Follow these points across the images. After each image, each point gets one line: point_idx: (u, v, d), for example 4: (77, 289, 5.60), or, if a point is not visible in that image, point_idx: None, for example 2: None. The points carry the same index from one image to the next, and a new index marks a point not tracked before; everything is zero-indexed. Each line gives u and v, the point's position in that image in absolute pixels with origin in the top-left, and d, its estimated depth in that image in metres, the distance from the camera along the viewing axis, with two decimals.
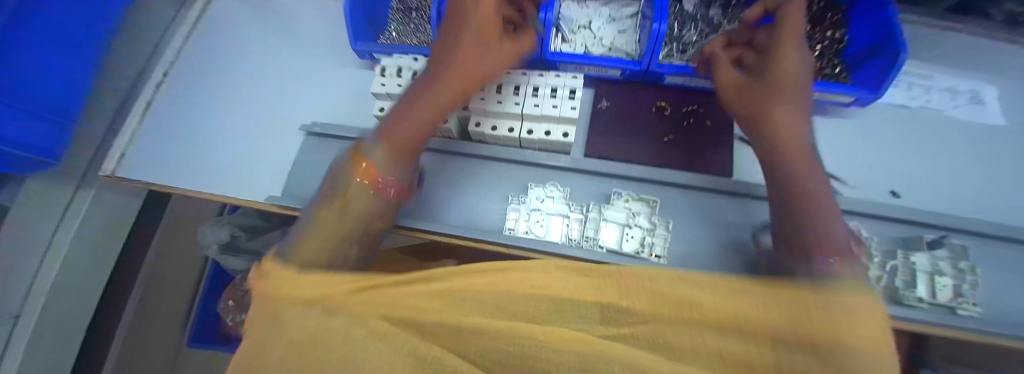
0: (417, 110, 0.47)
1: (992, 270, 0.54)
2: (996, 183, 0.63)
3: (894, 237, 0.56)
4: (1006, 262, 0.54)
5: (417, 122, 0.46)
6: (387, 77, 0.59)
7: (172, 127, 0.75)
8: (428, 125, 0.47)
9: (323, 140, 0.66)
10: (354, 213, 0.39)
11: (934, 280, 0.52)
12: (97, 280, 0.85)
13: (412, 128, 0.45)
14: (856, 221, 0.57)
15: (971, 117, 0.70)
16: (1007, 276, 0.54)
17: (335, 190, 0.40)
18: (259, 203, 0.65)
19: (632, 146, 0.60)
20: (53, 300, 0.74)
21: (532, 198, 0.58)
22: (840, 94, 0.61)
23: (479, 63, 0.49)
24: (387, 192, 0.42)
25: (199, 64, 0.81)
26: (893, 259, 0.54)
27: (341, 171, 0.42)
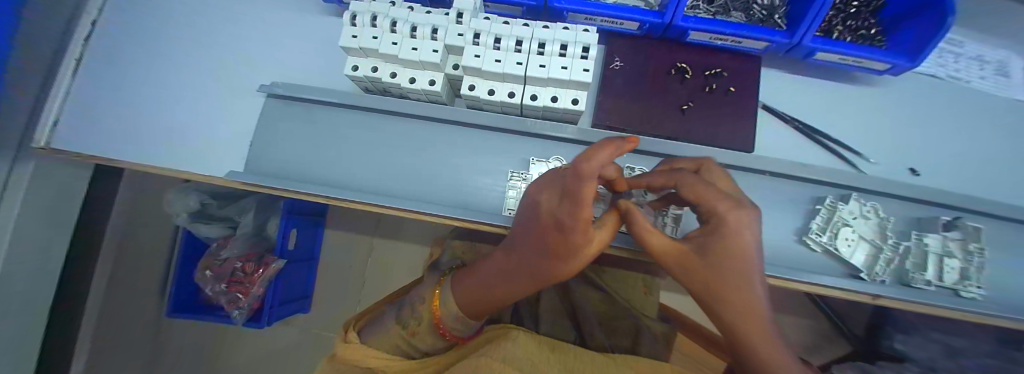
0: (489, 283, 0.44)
1: (995, 248, 0.54)
2: (1013, 161, 0.60)
3: (910, 217, 0.54)
4: (1005, 241, 0.55)
5: (484, 294, 0.45)
6: (358, 26, 0.49)
7: (110, 88, 0.63)
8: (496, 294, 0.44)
9: (292, 103, 0.57)
10: (416, 331, 0.48)
11: (942, 263, 0.51)
12: (53, 258, 0.75)
13: (481, 298, 0.45)
14: (874, 201, 0.53)
15: (997, 88, 0.65)
16: (1003, 254, 0.54)
17: (402, 317, 0.50)
18: (222, 179, 0.56)
19: (645, 115, 0.53)
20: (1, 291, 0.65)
21: (534, 175, 0.53)
22: (875, 61, 0.52)
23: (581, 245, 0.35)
24: (444, 333, 0.48)
25: (132, 9, 0.67)
26: (906, 241, 0.53)
27: (412, 305, 0.50)
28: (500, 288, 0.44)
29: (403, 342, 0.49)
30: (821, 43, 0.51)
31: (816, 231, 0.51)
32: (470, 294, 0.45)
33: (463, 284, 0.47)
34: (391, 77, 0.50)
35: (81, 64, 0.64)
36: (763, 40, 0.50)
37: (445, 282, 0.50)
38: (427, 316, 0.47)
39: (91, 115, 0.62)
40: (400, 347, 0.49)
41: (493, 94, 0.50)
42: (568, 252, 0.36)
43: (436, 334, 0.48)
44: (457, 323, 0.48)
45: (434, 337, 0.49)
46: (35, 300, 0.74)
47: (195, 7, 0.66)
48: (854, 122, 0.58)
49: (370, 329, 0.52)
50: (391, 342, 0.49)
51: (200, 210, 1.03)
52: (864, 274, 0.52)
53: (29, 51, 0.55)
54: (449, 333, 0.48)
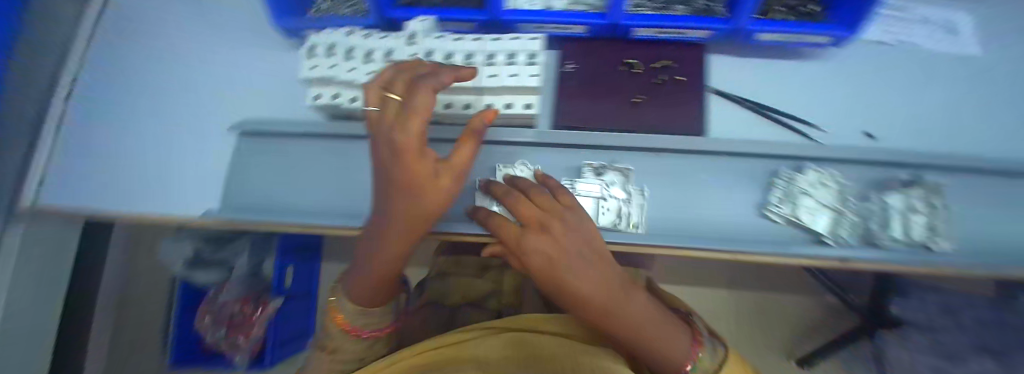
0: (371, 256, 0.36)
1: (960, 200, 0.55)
2: (968, 114, 0.62)
3: (872, 179, 0.56)
4: (968, 189, 0.56)
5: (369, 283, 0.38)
6: (316, 57, 0.51)
7: (87, 144, 0.65)
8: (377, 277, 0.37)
9: (262, 138, 0.58)
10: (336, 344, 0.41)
11: (907, 219, 0.52)
12: (50, 315, 0.77)
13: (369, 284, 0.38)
14: (832, 169, 0.55)
15: (945, 46, 0.66)
16: (969, 204, 0.55)
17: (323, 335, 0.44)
18: (201, 219, 0.58)
19: (600, 112, 0.55)
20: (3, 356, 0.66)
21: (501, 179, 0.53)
22: (816, 35, 0.54)
23: (420, 179, 0.24)
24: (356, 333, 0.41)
25: (103, 67, 0.69)
26: (867, 203, 0.54)
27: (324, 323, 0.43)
28: (373, 266, 0.36)
29: (328, 361, 0.43)
30: (761, 25, 0.53)
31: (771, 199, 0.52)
32: (362, 285, 0.38)
33: (356, 278, 0.39)
34: (352, 102, 0.52)
35: None
36: (704, 28, 0.53)
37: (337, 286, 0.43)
38: (334, 326, 0.41)
39: (72, 171, 0.65)
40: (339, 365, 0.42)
41: (450, 107, 0.51)
42: (407, 187, 0.25)
43: (350, 338, 0.41)
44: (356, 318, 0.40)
45: (351, 342, 0.41)
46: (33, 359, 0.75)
47: (162, 57, 0.69)
48: (807, 94, 0.60)
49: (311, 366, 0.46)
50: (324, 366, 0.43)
51: (194, 257, 1.07)
52: (828, 239, 0.51)
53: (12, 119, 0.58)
54: (364, 332, 0.41)
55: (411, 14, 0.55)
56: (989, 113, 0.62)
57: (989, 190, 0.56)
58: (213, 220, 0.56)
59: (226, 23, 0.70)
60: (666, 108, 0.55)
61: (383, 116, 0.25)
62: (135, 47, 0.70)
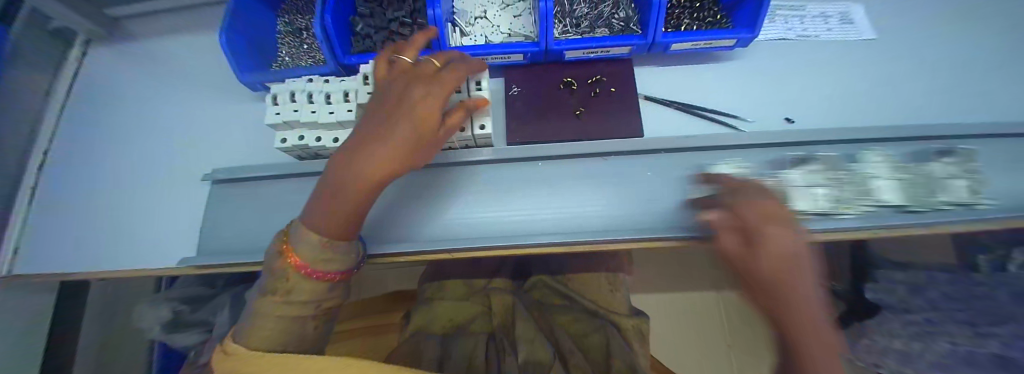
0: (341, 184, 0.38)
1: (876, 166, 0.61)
2: (872, 91, 0.70)
3: (914, 151, 0.60)
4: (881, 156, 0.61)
5: (343, 213, 0.38)
6: (280, 104, 0.56)
7: (58, 208, 0.71)
8: (356, 215, 0.39)
9: (232, 183, 0.62)
10: (293, 299, 0.37)
11: (950, 183, 0.55)
12: None
13: (339, 218, 0.38)
14: (868, 146, 0.60)
15: (843, 36, 0.76)
16: None
17: (268, 279, 0.38)
18: (176, 267, 0.60)
19: (546, 126, 0.61)
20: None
21: (483, 183, 0.58)
22: (722, 39, 0.62)
23: (430, 108, 0.38)
24: (319, 275, 0.38)
25: (82, 138, 0.77)
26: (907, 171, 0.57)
27: (271, 262, 0.38)
28: (348, 185, 0.37)
29: (275, 312, 0.37)
30: (672, 37, 0.61)
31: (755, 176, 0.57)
32: (331, 212, 0.37)
33: (323, 200, 0.38)
34: (316, 141, 0.57)
35: (36, 190, 0.73)
36: (624, 45, 0.60)
37: (294, 224, 0.40)
38: (287, 264, 0.37)
39: (42, 235, 0.69)
40: (286, 322, 0.37)
41: None
42: (418, 117, 0.37)
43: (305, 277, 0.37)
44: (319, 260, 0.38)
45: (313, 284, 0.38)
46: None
47: (135, 123, 0.75)
48: (728, 90, 0.67)
49: (245, 320, 0.39)
50: (269, 325, 0.36)
51: (172, 318, 1.04)
52: (889, 208, 0.55)
53: None
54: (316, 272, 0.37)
55: (365, 58, 0.61)
56: (891, 88, 0.70)
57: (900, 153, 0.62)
58: (189, 267, 0.59)
59: (198, 85, 0.75)
60: (606, 116, 0.61)
61: (420, 73, 0.41)
62: (107, 116, 0.77)
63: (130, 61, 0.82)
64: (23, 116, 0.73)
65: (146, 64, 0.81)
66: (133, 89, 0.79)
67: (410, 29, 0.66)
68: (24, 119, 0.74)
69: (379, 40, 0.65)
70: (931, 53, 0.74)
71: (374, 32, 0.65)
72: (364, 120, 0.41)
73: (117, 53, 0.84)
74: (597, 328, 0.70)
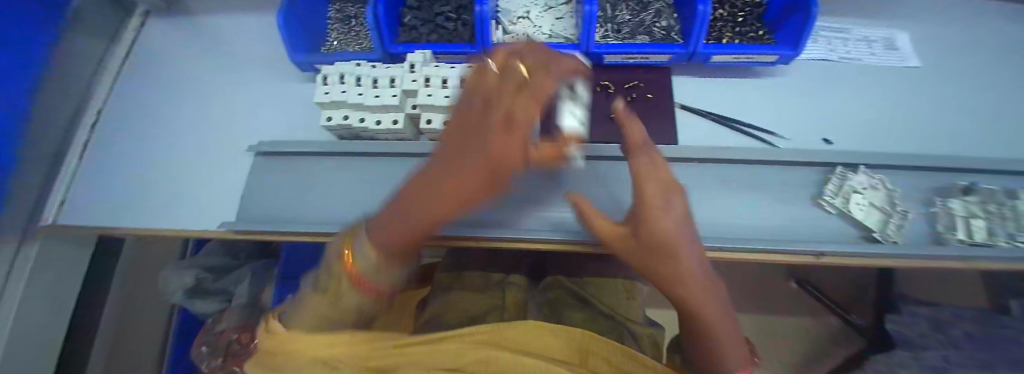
0: (412, 206, 0.32)
1: (906, 195, 0.60)
2: (912, 119, 0.69)
3: (930, 187, 0.61)
4: (914, 186, 0.61)
5: (411, 234, 0.32)
6: (329, 85, 0.59)
7: (103, 164, 0.76)
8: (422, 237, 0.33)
9: (274, 157, 0.65)
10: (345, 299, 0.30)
11: (970, 223, 0.57)
12: (50, 330, 0.84)
13: (404, 234, 0.32)
14: (880, 174, 0.61)
15: (886, 62, 0.75)
16: (913, 201, 0.60)
17: (323, 275, 0.32)
18: (214, 231, 0.63)
19: (581, 126, 0.62)
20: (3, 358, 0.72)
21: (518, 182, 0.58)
22: (764, 55, 0.62)
23: (522, 139, 0.28)
24: (372, 290, 0.31)
25: (132, 102, 0.81)
26: (933, 207, 0.59)
27: (328, 259, 0.32)
28: (427, 207, 0.32)
29: (329, 308, 0.29)
30: (712, 49, 0.61)
31: (830, 196, 0.57)
32: (393, 230, 0.31)
33: (391, 216, 0.33)
34: (360, 122, 0.59)
35: (85, 148, 0.79)
36: (665, 53, 0.61)
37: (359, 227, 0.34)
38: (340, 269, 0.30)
39: (85, 190, 0.74)
40: (332, 322, 0.29)
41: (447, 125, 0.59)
42: (502, 152, 0.28)
43: (359, 289, 0.30)
44: (377, 279, 0.31)
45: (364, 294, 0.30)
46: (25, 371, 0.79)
47: (185, 92, 0.79)
48: (764, 106, 0.67)
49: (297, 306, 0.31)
50: (315, 316, 0.29)
51: (195, 285, 1.06)
52: (878, 235, 0.57)
53: (34, 148, 0.70)
54: (370, 287, 0.30)
55: (411, 47, 0.64)
56: (932, 119, 0.69)
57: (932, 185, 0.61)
58: (227, 231, 0.62)
59: (248, 62, 0.79)
60: (641, 121, 0.62)
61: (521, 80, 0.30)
62: (158, 84, 0.82)
63: (184, 35, 0.86)
64: (77, 77, 0.79)
65: (199, 38, 0.85)
66: (183, 60, 0.83)
67: (454, 24, 0.68)
68: (78, 81, 0.79)
69: (425, 31, 0.67)
70: (976, 87, 0.73)
71: (420, 24, 0.68)
72: (451, 123, 0.34)
73: (172, 25, 0.89)
74: (612, 329, 0.67)
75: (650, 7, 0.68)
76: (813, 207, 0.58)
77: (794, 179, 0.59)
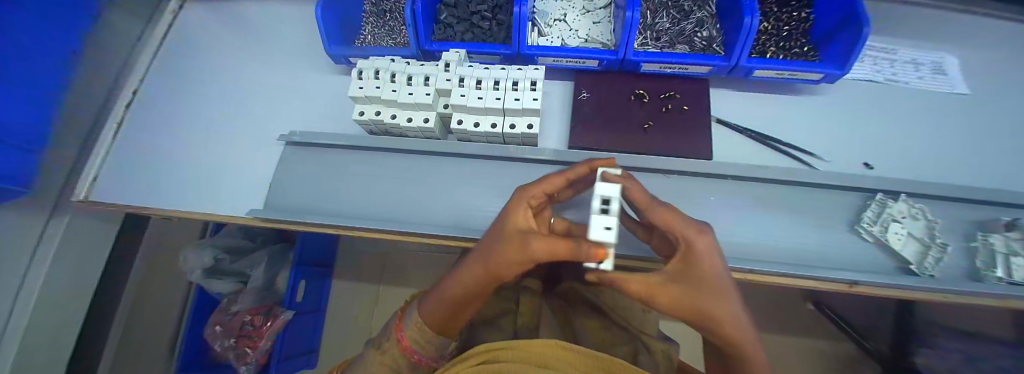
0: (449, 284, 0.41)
1: (948, 227, 0.58)
2: (960, 148, 0.65)
3: (973, 220, 0.58)
4: (957, 218, 0.58)
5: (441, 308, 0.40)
6: (363, 79, 0.59)
7: (137, 144, 0.77)
8: (447, 313, 0.40)
9: (304, 148, 0.65)
10: (395, 358, 0.43)
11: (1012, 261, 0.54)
12: (80, 296, 0.88)
13: (439, 305, 0.40)
14: (922, 203, 0.58)
15: (935, 86, 0.71)
16: (957, 234, 0.58)
17: (383, 334, 0.47)
18: (244, 217, 0.64)
19: (614, 135, 0.61)
20: (33, 319, 0.77)
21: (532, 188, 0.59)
22: (808, 72, 0.60)
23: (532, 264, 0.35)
24: (409, 349, 0.42)
25: (169, 84, 0.83)
26: (972, 242, 0.57)
27: (384, 335, 0.46)
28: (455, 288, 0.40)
29: (390, 362, 0.43)
30: (756, 62, 0.59)
31: (867, 223, 0.55)
32: (436, 307, 0.41)
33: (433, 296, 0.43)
34: (392, 118, 0.59)
35: (121, 126, 0.80)
36: (704, 65, 0.60)
37: (410, 305, 0.47)
38: (396, 334, 0.44)
39: (120, 170, 0.75)
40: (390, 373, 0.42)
41: (478, 126, 0.59)
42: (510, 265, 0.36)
43: (403, 359, 0.43)
44: (416, 341, 0.42)
45: (405, 363, 0.43)
46: (56, 332, 0.84)
47: (221, 77, 0.80)
48: (802, 125, 0.65)
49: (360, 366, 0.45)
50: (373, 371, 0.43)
51: (213, 265, 1.07)
52: (916, 268, 0.54)
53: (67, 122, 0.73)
54: (416, 354, 0.43)
55: (447, 45, 0.63)
56: (980, 148, 0.66)
57: (982, 219, 0.58)
58: (255, 218, 0.62)
59: (282, 51, 0.80)
60: (675, 134, 0.60)
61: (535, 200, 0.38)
62: (194, 67, 0.83)
63: (219, 19, 0.88)
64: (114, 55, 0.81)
65: (234, 24, 0.86)
66: (217, 43, 0.85)
67: (489, 24, 0.68)
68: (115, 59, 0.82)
69: (461, 30, 0.67)
70: None
71: (456, 22, 0.67)
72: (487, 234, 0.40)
73: (209, 9, 0.90)
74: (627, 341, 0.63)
75: (693, 16, 0.67)
76: (850, 233, 0.57)
77: (831, 205, 0.57)
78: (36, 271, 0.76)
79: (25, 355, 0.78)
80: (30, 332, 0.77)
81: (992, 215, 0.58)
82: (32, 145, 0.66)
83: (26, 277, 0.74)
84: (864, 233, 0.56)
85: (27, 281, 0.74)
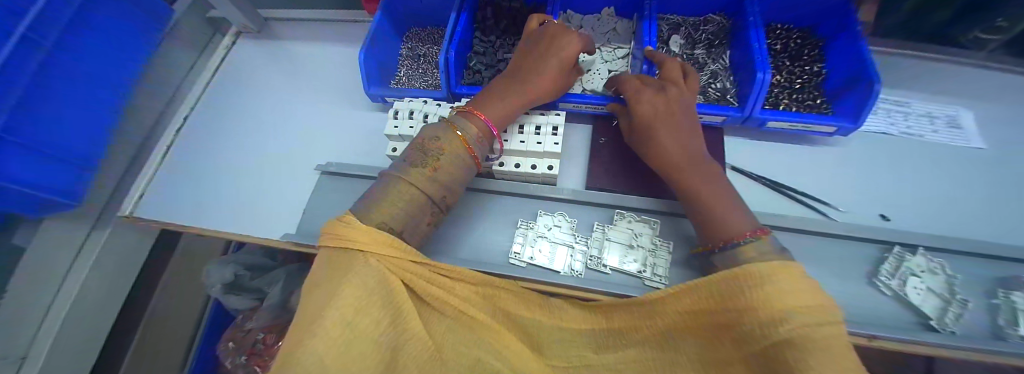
0: (495, 104, 0.55)
1: (966, 282, 0.57)
2: (977, 201, 0.66)
3: (994, 276, 0.58)
4: (977, 273, 0.58)
5: (499, 111, 0.54)
6: (399, 119, 0.64)
7: (184, 166, 0.84)
8: (501, 117, 0.54)
9: (338, 177, 0.70)
10: None
11: None
12: (112, 301, 0.93)
13: (496, 111, 0.54)
14: (939, 257, 0.58)
15: (949, 139, 0.73)
16: (979, 288, 0.57)
17: None
18: (275, 239, 0.68)
19: (629, 177, 0.64)
20: (66, 323, 0.81)
21: (541, 225, 0.61)
22: (820, 125, 0.63)
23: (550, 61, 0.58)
24: None
25: (219, 114, 0.90)
26: (994, 299, 0.56)
27: None
28: None
29: None
30: (769, 114, 0.63)
31: (885, 275, 0.56)
32: None
33: None
34: None
35: (171, 148, 0.87)
36: (719, 115, 0.63)
37: None
38: None
39: (165, 189, 0.81)
40: None
41: (502, 166, 0.62)
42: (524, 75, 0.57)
43: None
44: None
45: None
46: (82, 339, 0.88)
47: (268, 110, 0.87)
48: (813, 174, 0.67)
49: None
50: None
51: (233, 281, 1.11)
52: (936, 323, 0.53)
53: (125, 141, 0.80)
54: None
55: (475, 89, 0.68)
56: (999, 202, 0.66)
57: (1006, 275, 0.58)
58: (287, 242, 0.66)
59: (324, 87, 0.87)
60: None
61: (524, 50, 0.61)
62: (242, 99, 0.91)
63: (268, 54, 0.97)
64: (163, 83, 0.90)
65: (281, 58, 0.95)
66: (265, 75, 0.93)
67: None
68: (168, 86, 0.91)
69: (489, 75, 0.73)
70: None
71: (485, 68, 0.73)
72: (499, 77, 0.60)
73: (260, 45, 0.99)
74: None
75: (706, 69, 0.72)
76: (867, 284, 0.57)
77: (843, 255, 0.59)
78: (76, 276, 0.81)
79: (54, 361, 0.82)
80: (60, 339, 0.81)
81: (1013, 272, 0.58)
82: (83, 161, 0.72)
83: (63, 284, 0.80)
84: (881, 284, 0.56)
85: (68, 284, 0.80)
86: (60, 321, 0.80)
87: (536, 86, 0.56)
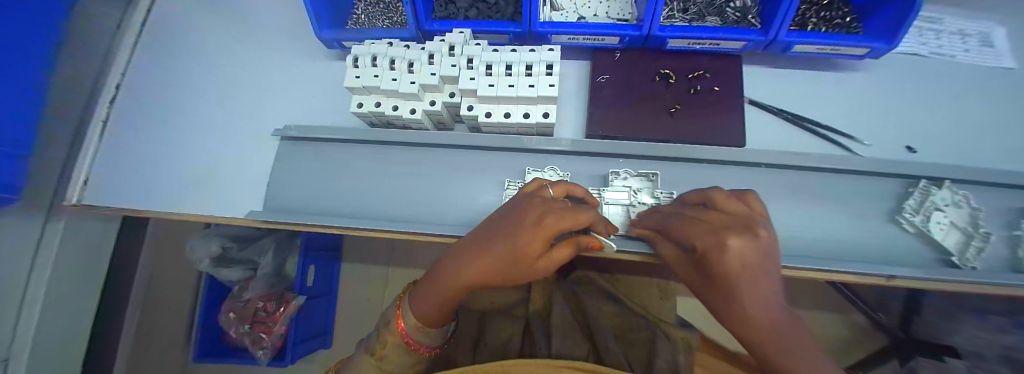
0: (445, 272, 0.42)
1: (989, 214, 0.54)
2: (1008, 127, 0.60)
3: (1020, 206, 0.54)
4: (1002, 205, 0.54)
5: (434, 294, 0.42)
6: (361, 67, 0.53)
7: (132, 142, 0.72)
8: (440, 296, 0.41)
9: (301, 143, 0.61)
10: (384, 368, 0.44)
11: None
12: (86, 300, 0.85)
13: (433, 298, 0.42)
14: (965, 189, 0.54)
15: (983, 60, 0.65)
16: (1001, 221, 0.54)
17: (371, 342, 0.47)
18: (242, 217, 0.60)
19: (634, 120, 0.56)
20: (40, 328, 0.74)
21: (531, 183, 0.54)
22: (854, 47, 0.54)
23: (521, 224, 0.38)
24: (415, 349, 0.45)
25: (158, 78, 0.76)
26: (1017, 231, 0.52)
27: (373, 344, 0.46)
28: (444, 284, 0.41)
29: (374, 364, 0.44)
30: (797, 36, 0.54)
31: (909, 213, 0.52)
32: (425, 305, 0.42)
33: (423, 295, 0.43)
34: (393, 110, 0.54)
35: (107, 122, 0.73)
36: (740, 39, 0.54)
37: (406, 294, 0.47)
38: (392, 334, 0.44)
39: (118, 171, 0.70)
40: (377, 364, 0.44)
41: (490, 116, 0.54)
42: (497, 227, 0.40)
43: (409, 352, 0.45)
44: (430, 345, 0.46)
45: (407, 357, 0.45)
46: (69, 337, 0.82)
47: (211, 69, 0.73)
48: (836, 106, 0.60)
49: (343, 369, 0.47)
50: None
51: (221, 254, 1.04)
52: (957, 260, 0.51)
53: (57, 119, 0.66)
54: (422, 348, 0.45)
55: (449, 25, 0.57)
56: None
57: None
58: (256, 221, 0.59)
59: (273, 36, 0.74)
60: (704, 119, 0.56)
61: (516, 201, 0.42)
62: (184, 59, 0.77)
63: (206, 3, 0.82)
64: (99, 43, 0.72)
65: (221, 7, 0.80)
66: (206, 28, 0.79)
67: None
68: (100, 39, 0.73)
69: (464, 7, 0.61)
70: None
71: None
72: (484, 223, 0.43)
73: None
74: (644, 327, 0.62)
75: None
76: (889, 222, 0.53)
77: (866, 194, 0.54)
78: (38, 278, 0.72)
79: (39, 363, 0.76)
80: (38, 345, 0.74)
81: None
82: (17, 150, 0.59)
83: (28, 290, 0.71)
84: (903, 222, 0.52)
85: (32, 288, 0.71)
86: (36, 323, 0.73)
87: (500, 250, 0.38)
